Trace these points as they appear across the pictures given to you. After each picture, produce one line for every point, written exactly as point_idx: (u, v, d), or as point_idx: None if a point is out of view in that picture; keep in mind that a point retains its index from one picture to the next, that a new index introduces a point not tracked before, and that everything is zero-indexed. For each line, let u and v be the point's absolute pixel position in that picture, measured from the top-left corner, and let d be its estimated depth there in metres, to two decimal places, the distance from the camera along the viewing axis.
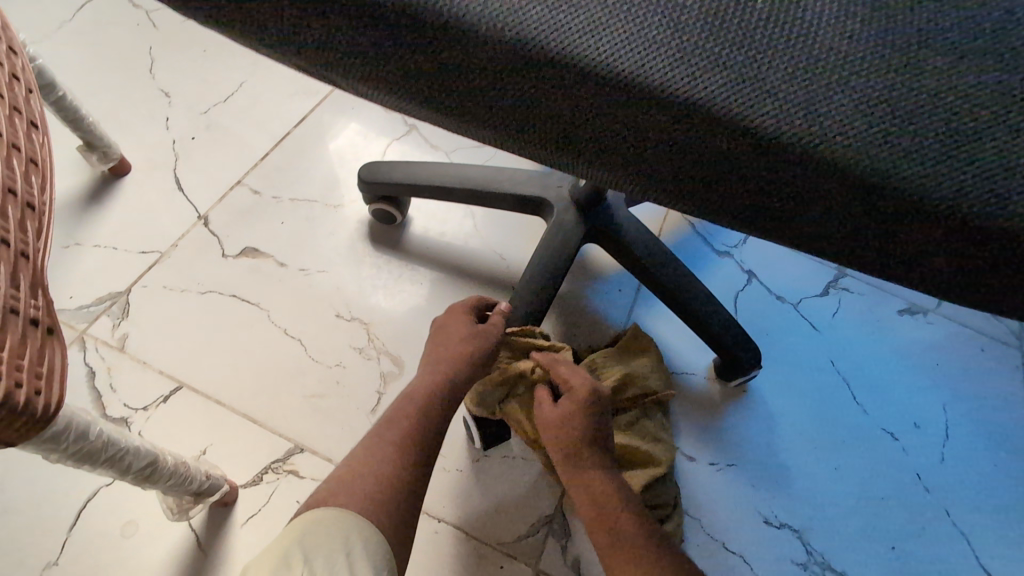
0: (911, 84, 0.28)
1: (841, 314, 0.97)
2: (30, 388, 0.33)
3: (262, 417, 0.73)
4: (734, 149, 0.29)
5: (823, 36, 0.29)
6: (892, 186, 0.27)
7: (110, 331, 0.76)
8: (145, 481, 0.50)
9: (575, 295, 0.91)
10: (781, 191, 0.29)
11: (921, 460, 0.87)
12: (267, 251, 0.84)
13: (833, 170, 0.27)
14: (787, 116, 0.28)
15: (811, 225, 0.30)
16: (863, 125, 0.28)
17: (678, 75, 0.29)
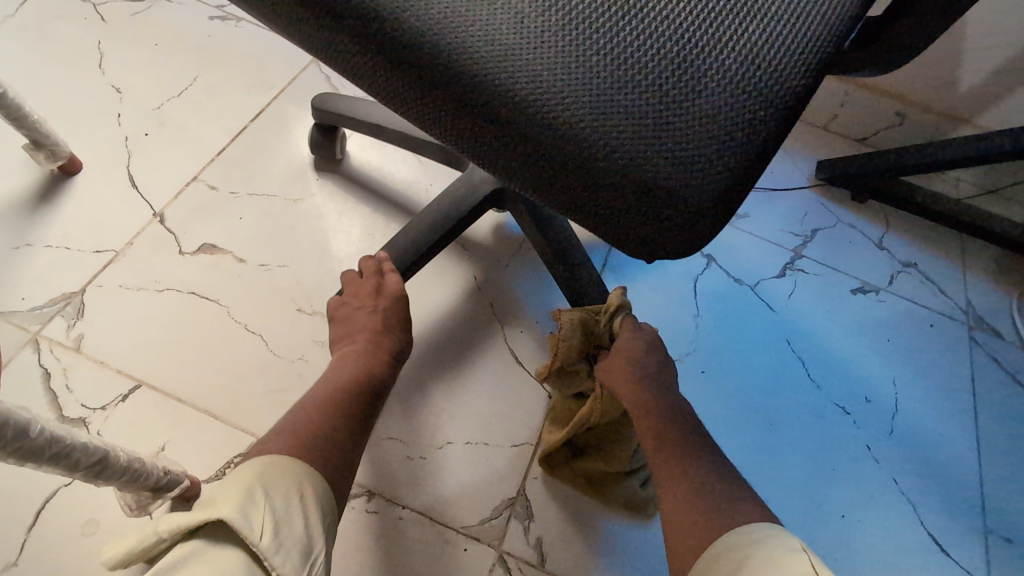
0: (753, 136, 0.33)
1: (796, 295, 1.00)
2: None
3: (223, 412, 0.73)
4: (592, 166, 0.33)
5: (745, 115, 0.33)
6: (674, 134, 0.33)
7: (65, 332, 0.75)
8: (96, 477, 0.50)
9: (476, 265, 0.85)
10: (601, 155, 0.33)
11: (872, 433, 0.91)
12: (224, 247, 0.83)
13: (659, 196, 0.33)
14: (641, 147, 0.33)
15: (625, 190, 0.33)
16: (700, 165, 0.33)
17: (561, 98, 0.32)
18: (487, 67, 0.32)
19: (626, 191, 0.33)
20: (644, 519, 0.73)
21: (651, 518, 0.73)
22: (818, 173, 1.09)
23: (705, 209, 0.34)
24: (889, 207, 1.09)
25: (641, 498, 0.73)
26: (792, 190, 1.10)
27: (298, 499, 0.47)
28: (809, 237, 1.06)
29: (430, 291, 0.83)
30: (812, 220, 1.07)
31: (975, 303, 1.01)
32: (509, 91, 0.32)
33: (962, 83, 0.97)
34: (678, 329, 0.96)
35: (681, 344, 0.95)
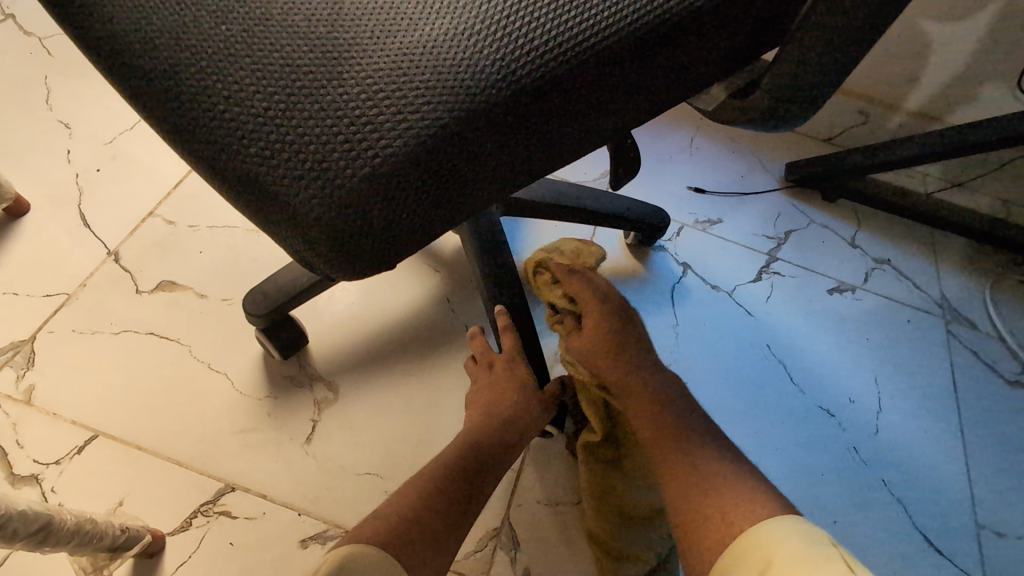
0: (484, 140, 0.29)
1: (773, 298, 1.00)
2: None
3: (188, 458, 0.70)
4: (294, 191, 0.29)
5: (477, 113, 0.29)
6: (420, 154, 0.28)
7: (15, 383, 0.71)
8: (41, 545, 0.46)
9: (422, 297, 0.82)
10: (333, 199, 0.28)
11: (857, 433, 0.90)
12: (184, 283, 0.80)
13: (365, 215, 0.29)
14: (348, 165, 0.28)
15: (371, 233, 0.30)
16: (416, 172, 0.29)
17: (265, 121, 0.29)
18: (203, 110, 0.29)
19: (358, 199, 0.29)
20: None
21: None
22: (789, 176, 1.10)
23: (429, 207, 0.30)
24: (859, 205, 1.10)
25: (515, 557, 0.70)
26: (763, 194, 1.10)
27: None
28: (783, 239, 1.06)
29: (393, 328, 0.80)
30: (785, 223, 1.08)
31: (949, 296, 1.02)
32: (225, 136, 0.29)
33: (921, 81, 0.98)
34: (659, 340, 0.95)
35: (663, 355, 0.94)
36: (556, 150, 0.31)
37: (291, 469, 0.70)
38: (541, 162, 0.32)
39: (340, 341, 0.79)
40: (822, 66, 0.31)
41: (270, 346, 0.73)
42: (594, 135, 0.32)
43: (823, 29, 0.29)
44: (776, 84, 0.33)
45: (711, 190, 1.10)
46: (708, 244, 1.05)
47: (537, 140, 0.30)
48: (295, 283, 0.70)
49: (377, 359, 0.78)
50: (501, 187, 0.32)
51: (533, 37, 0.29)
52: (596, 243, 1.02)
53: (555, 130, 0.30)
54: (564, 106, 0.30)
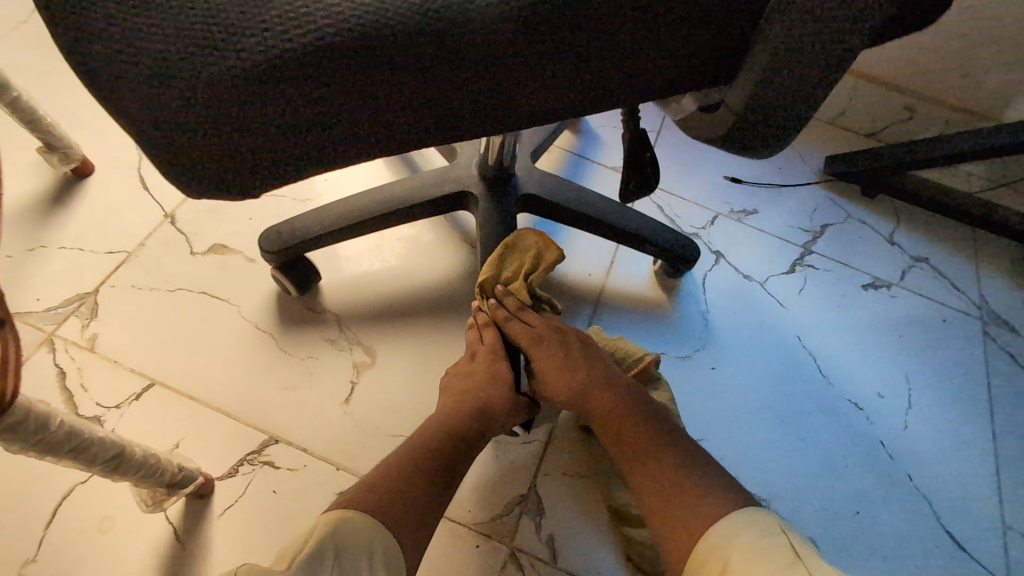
0: (441, 73, 0.30)
1: (806, 290, 1.00)
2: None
3: (235, 409, 0.74)
4: (234, 87, 0.28)
5: (442, 45, 0.30)
6: (396, 52, 0.29)
7: (79, 331, 0.76)
8: (113, 472, 0.49)
9: (443, 272, 0.87)
10: (273, 101, 0.29)
11: (885, 429, 0.90)
12: (235, 247, 0.84)
13: (302, 125, 0.30)
14: (299, 72, 0.29)
15: (301, 138, 0.31)
16: (364, 95, 0.30)
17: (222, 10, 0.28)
18: None
19: (300, 106, 0.30)
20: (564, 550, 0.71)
21: (568, 552, 0.71)
22: (828, 169, 1.09)
23: (364, 126, 0.32)
24: (900, 202, 1.09)
25: (541, 523, 0.73)
26: (799, 187, 1.10)
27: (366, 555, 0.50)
28: (819, 232, 1.06)
29: (416, 299, 0.84)
30: (821, 216, 1.07)
31: (989, 298, 1.00)
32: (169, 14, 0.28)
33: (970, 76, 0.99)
34: (689, 326, 0.96)
35: (692, 341, 0.95)
36: (529, 93, 0.33)
37: (330, 426, 0.74)
38: (506, 100, 0.33)
39: (361, 306, 0.83)
40: (790, 92, 0.31)
41: (287, 282, 0.79)
42: (577, 85, 0.33)
43: (787, 55, 0.30)
44: (741, 103, 0.34)
45: (748, 180, 1.10)
46: (743, 234, 1.05)
47: (518, 71, 0.31)
48: (311, 228, 0.76)
49: (399, 326, 0.82)
50: (456, 111, 0.33)
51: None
52: (622, 266, 1.00)
53: (539, 67, 0.31)
54: (557, 41, 0.30)
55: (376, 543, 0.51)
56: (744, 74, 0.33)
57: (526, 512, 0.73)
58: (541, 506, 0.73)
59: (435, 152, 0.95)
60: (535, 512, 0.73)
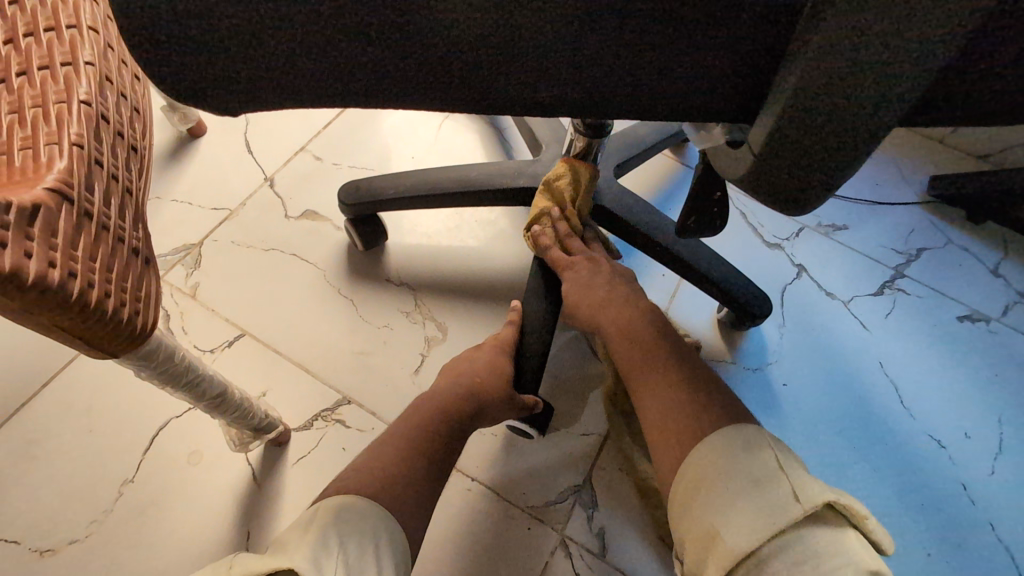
0: (523, 49, 0.28)
1: (894, 315, 0.94)
2: (117, 300, 0.35)
3: (314, 367, 0.78)
4: (308, 37, 0.27)
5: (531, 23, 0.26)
6: (512, 13, 0.26)
7: (184, 279, 0.82)
8: (215, 408, 0.54)
9: (510, 257, 0.88)
10: (344, 54, 0.28)
11: (968, 471, 0.84)
12: (325, 214, 0.89)
13: (372, 79, 0.29)
14: (377, 32, 0.27)
15: (370, 87, 0.30)
16: (437, 61, 0.28)
17: None
18: None
19: (374, 60, 0.28)
20: (613, 545, 0.72)
21: (617, 546, 0.72)
22: (932, 190, 1.02)
23: (432, 87, 0.30)
24: (1010, 231, 1.01)
25: (593, 515, 0.73)
26: (897, 206, 1.03)
27: (372, 548, 0.47)
28: (914, 255, 0.99)
29: (483, 280, 0.86)
30: (918, 239, 1.01)
31: None
32: None
33: None
34: (764, 337, 0.92)
35: (765, 352, 0.90)
36: (630, 83, 0.29)
37: (400, 393, 0.77)
38: (593, 90, 0.30)
39: (429, 279, 0.85)
40: (813, 136, 0.27)
41: (355, 235, 0.84)
42: (671, 82, 0.29)
43: (820, 87, 0.25)
44: (759, 140, 0.29)
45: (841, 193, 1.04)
46: (829, 249, 1.00)
47: (633, 58, 0.28)
48: (385, 189, 0.79)
49: (466, 304, 0.84)
50: (535, 90, 0.30)
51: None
52: (690, 296, 0.94)
53: (659, 54, 0.28)
54: (679, 31, 0.27)
55: (380, 538, 0.49)
56: (767, 104, 0.29)
57: (579, 501, 0.74)
58: (595, 498, 0.74)
59: (519, 140, 0.96)
60: (589, 503, 0.73)
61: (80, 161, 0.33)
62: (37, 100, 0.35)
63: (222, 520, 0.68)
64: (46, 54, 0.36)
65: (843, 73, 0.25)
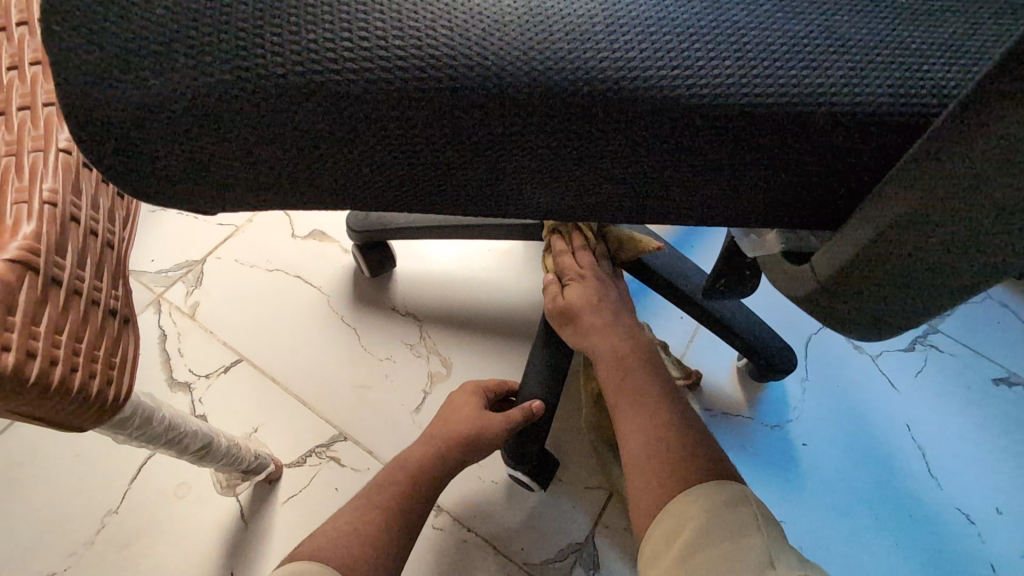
0: (547, 152, 0.25)
1: (925, 374, 0.89)
2: (85, 373, 0.31)
3: (311, 399, 0.75)
4: (307, 131, 0.24)
5: (558, 126, 0.24)
6: (544, 113, 0.24)
7: (184, 297, 0.80)
8: (200, 459, 0.50)
9: (513, 293, 0.84)
10: (348, 152, 0.25)
11: (997, 551, 0.78)
12: (333, 235, 0.86)
13: (376, 177, 0.26)
14: (385, 132, 0.24)
15: (373, 184, 0.27)
16: (451, 160, 0.25)
17: (303, 43, 0.23)
18: None
19: (381, 161, 0.25)
20: None
21: None
22: None
23: (442, 186, 0.27)
24: None
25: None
26: None
27: None
28: None
29: (490, 316, 0.82)
30: None
31: None
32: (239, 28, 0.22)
33: None
34: (784, 390, 0.87)
35: (785, 408, 0.86)
36: (670, 189, 0.26)
37: (398, 433, 0.73)
38: (619, 194, 0.27)
39: (433, 311, 0.82)
40: (898, 267, 0.25)
41: (362, 260, 0.80)
42: (705, 194, 0.27)
43: (904, 229, 0.24)
44: (829, 272, 0.27)
45: None
46: None
47: (666, 167, 0.25)
48: (395, 218, 0.76)
49: (473, 341, 0.80)
50: (569, 193, 0.27)
51: (835, 67, 0.23)
52: (702, 349, 0.89)
53: (713, 163, 0.25)
54: (718, 145, 0.24)
55: None
56: (843, 231, 0.27)
57: (579, 561, 0.69)
58: (596, 557, 0.70)
59: None
60: (590, 563, 0.69)
61: (50, 222, 0.30)
62: (12, 147, 0.32)
63: (203, 560, 0.65)
64: (28, 92, 0.33)
65: (932, 217, 0.23)
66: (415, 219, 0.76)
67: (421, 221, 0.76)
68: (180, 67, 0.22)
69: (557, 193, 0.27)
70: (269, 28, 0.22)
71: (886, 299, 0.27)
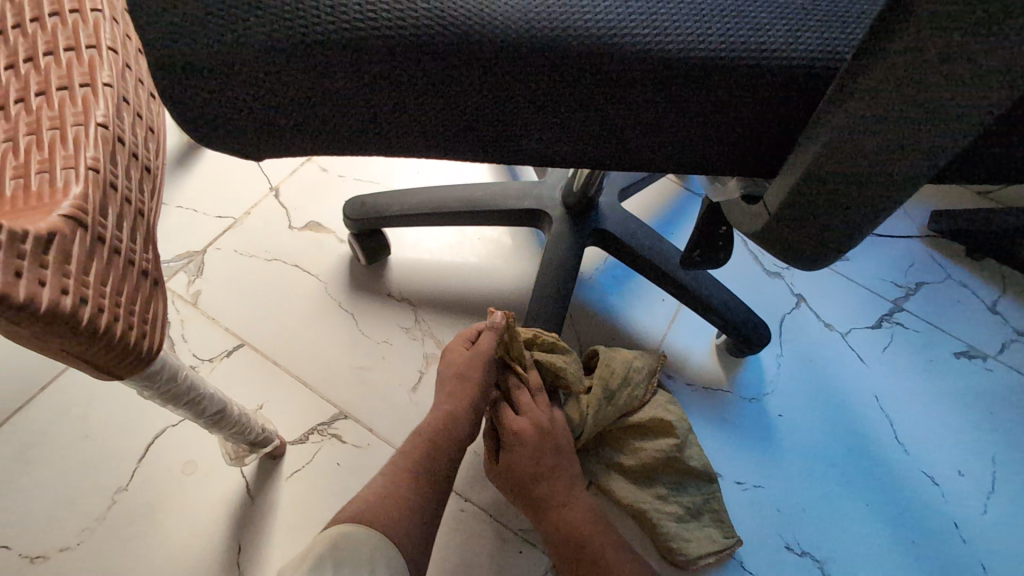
0: (539, 105, 0.29)
1: (891, 348, 0.95)
2: (125, 324, 0.35)
3: (313, 380, 0.78)
4: (336, 91, 0.28)
5: (548, 84, 0.29)
6: (537, 72, 0.28)
7: (185, 286, 0.82)
8: (214, 425, 0.54)
9: (502, 279, 0.88)
10: (370, 108, 0.29)
11: (960, 509, 0.84)
12: (329, 226, 0.89)
13: (393, 131, 0.31)
14: (402, 89, 0.29)
15: (390, 137, 0.31)
16: (456, 114, 0.30)
17: (335, 16, 0.27)
18: None
19: (397, 115, 0.30)
20: None
21: None
22: (933, 224, 1.03)
23: (448, 138, 0.31)
24: (1007, 268, 1.02)
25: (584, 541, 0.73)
26: (898, 239, 1.04)
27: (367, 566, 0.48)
28: (912, 289, 1.00)
29: (481, 301, 0.86)
30: (917, 272, 1.01)
31: None
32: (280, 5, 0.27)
33: None
34: (760, 366, 0.92)
35: (762, 382, 0.91)
36: (644, 139, 0.31)
37: (396, 411, 0.77)
38: (601, 144, 0.31)
39: (427, 296, 0.85)
40: (835, 208, 0.30)
41: (359, 248, 0.84)
42: (674, 144, 0.31)
43: (835, 168, 0.28)
44: (775, 204, 0.32)
45: None
46: (829, 281, 1.00)
47: (641, 118, 0.30)
48: (390, 207, 0.80)
49: (466, 324, 0.84)
50: (558, 145, 0.32)
51: (776, 35, 0.28)
52: (682, 330, 0.94)
53: (680, 114, 0.30)
54: (684, 99, 0.29)
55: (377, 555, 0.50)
56: (785, 170, 0.31)
57: None
58: None
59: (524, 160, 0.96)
60: None
61: (94, 186, 0.33)
62: (54, 122, 0.35)
63: (211, 533, 0.68)
64: (65, 74, 0.37)
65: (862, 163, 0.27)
66: (408, 208, 0.80)
67: (414, 210, 0.79)
68: (232, 41, 0.27)
69: (547, 144, 0.32)
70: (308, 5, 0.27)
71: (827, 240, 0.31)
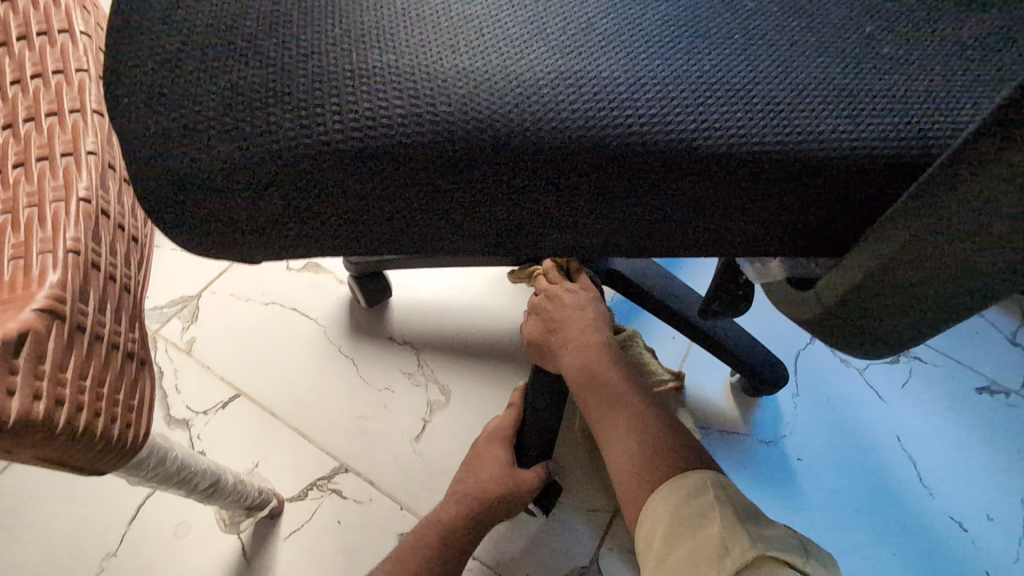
0: (566, 197, 0.28)
1: (911, 385, 0.92)
2: (107, 417, 0.32)
3: (312, 432, 0.75)
4: (349, 188, 0.27)
5: (573, 176, 0.27)
6: (562, 165, 0.27)
7: (180, 333, 0.80)
8: (208, 496, 0.51)
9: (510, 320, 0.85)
10: (386, 203, 0.28)
11: (992, 557, 0.80)
12: (328, 267, 0.86)
13: (410, 225, 0.29)
14: (419, 185, 0.27)
15: (408, 229, 0.29)
16: (479, 207, 0.28)
17: (350, 119, 0.26)
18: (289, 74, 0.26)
19: (414, 209, 0.28)
20: None
21: None
22: None
23: (472, 231, 0.29)
24: None
25: None
26: None
27: None
28: None
29: (488, 343, 0.83)
30: None
31: None
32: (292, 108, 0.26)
33: None
34: (777, 407, 0.89)
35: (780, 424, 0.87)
36: (681, 228, 0.29)
37: (399, 463, 0.73)
38: (635, 233, 0.29)
39: (431, 340, 0.82)
40: (890, 292, 0.27)
41: (358, 291, 0.81)
42: (714, 232, 0.29)
43: (897, 255, 0.26)
44: (832, 295, 0.30)
45: None
46: None
47: (677, 209, 0.28)
48: (391, 249, 0.77)
49: (473, 368, 0.81)
50: (590, 234, 0.30)
51: (821, 122, 0.26)
52: (696, 369, 0.91)
53: (719, 204, 0.27)
54: (723, 188, 0.27)
55: None
56: (853, 254, 0.28)
57: None
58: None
59: None
60: None
61: (74, 270, 0.31)
62: (33, 198, 0.33)
63: None
64: (46, 144, 0.34)
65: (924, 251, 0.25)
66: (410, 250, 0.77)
67: (416, 252, 0.77)
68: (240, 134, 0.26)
69: (578, 234, 0.30)
70: (322, 107, 0.26)
71: (877, 323, 0.29)
